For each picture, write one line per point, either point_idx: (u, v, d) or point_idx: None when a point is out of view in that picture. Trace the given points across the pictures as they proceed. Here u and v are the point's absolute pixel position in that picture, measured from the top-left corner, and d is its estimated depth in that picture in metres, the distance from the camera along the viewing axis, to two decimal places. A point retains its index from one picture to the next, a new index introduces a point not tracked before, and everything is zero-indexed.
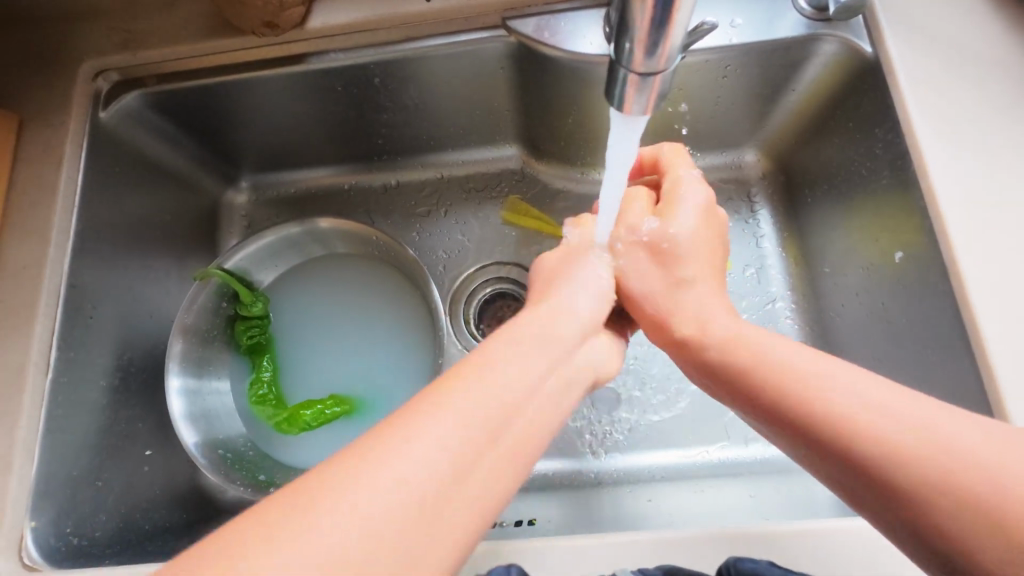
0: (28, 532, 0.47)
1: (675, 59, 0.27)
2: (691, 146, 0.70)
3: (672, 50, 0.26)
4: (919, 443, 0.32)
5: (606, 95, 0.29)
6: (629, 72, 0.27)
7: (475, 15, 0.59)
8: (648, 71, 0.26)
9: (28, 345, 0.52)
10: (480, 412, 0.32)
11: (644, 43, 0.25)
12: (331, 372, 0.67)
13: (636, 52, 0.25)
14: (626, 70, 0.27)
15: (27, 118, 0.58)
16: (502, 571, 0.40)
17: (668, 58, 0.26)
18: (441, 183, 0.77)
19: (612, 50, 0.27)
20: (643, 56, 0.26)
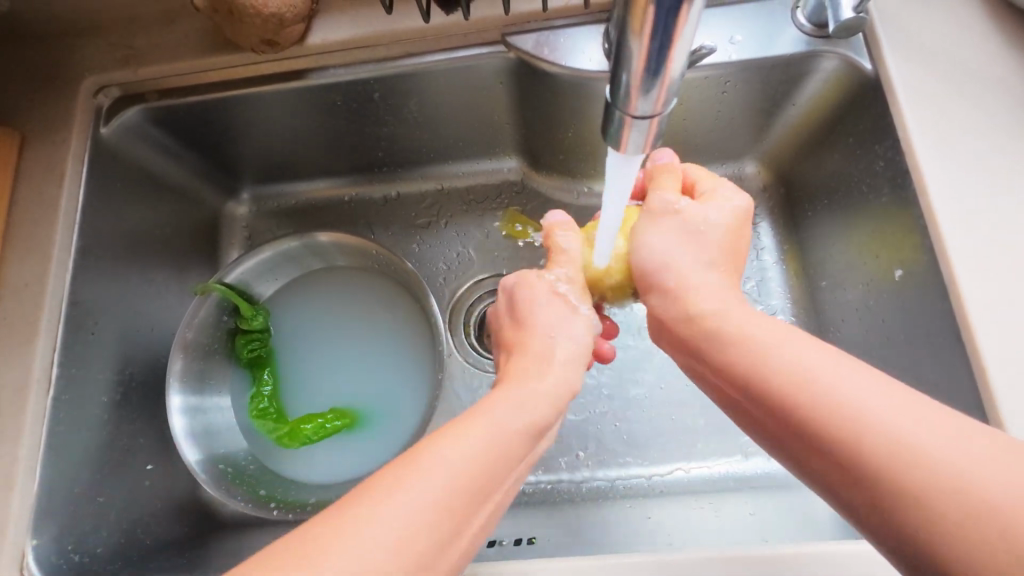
0: (30, 549, 0.48)
1: (671, 101, 0.27)
2: (691, 158, 0.69)
3: (667, 94, 0.26)
4: (870, 425, 0.32)
5: (602, 131, 0.30)
6: (624, 114, 0.27)
7: (474, 31, 0.59)
8: (642, 114, 0.26)
9: (30, 363, 0.52)
10: (475, 455, 0.35)
11: (639, 89, 0.26)
12: (333, 383, 0.67)
13: (631, 95, 0.26)
14: (622, 112, 0.27)
15: (29, 134, 0.58)
16: None
17: (663, 101, 0.26)
18: (441, 195, 0.77)
19: (608, 90, 0.27)
20: (638, 100, 0.26)
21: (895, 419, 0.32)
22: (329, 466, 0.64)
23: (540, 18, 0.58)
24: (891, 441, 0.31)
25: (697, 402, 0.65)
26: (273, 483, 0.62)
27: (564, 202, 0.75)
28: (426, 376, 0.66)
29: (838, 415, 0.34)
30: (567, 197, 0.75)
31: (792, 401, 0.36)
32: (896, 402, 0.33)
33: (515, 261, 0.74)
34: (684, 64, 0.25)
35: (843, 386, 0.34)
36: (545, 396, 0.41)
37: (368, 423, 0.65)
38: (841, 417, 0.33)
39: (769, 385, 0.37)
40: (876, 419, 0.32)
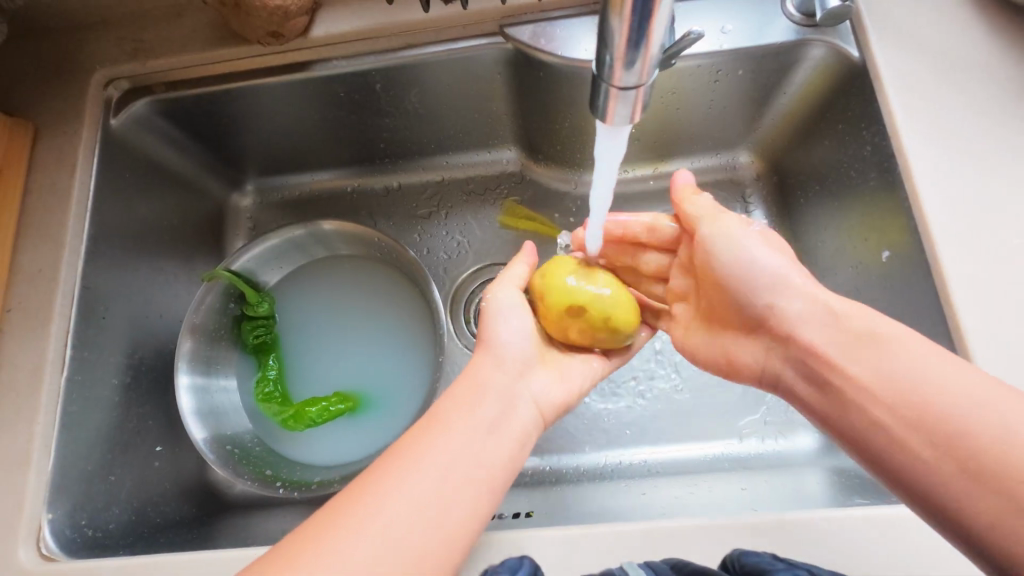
0: (46, 523, 0.49)
1: (653, 74, 0.28)
2: (685, 148, 0.71)
3: (649, 66, 0.27)
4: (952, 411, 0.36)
5: (591, 106, 0.31)
6: (610, 87, 0.28)
7: (472, 23, 0.60)
8: (626, 86, 0.28)
9: (45, 345, 0.54)
10: (430, 458, 0.39)
11: (623, 62, 0.27)
12: (338, 368, 0.69)
13: (615, 68, 0.27)
14: (607, 85, 0.28)
15: (41, 126, 0.60)
16: (515, 561, 0.41)
17: (645, 74, 0.28)
18: (442, 186, 0.78)
19: (595, 65, 0.29)
20: (622, 73, 0.27)
21: (971, 389, 0.37)
22: (333, 448, 0.66)
23: (536, 9, 0.59)
24: (969, 412, 0.36)
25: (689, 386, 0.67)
26: (280, 463, 0.64)
27: (562, 193, 0.77)
28: (426, 360, 0.68)
29: (899, 374, 0.39)
30: (564, 187, 0.77)
31: (880, 369, 0.40)
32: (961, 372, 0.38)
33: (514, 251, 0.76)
34: (663, 38, 0.26)
35: (893, 353, 0.40)
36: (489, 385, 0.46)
37: (370, 407, 0.67)
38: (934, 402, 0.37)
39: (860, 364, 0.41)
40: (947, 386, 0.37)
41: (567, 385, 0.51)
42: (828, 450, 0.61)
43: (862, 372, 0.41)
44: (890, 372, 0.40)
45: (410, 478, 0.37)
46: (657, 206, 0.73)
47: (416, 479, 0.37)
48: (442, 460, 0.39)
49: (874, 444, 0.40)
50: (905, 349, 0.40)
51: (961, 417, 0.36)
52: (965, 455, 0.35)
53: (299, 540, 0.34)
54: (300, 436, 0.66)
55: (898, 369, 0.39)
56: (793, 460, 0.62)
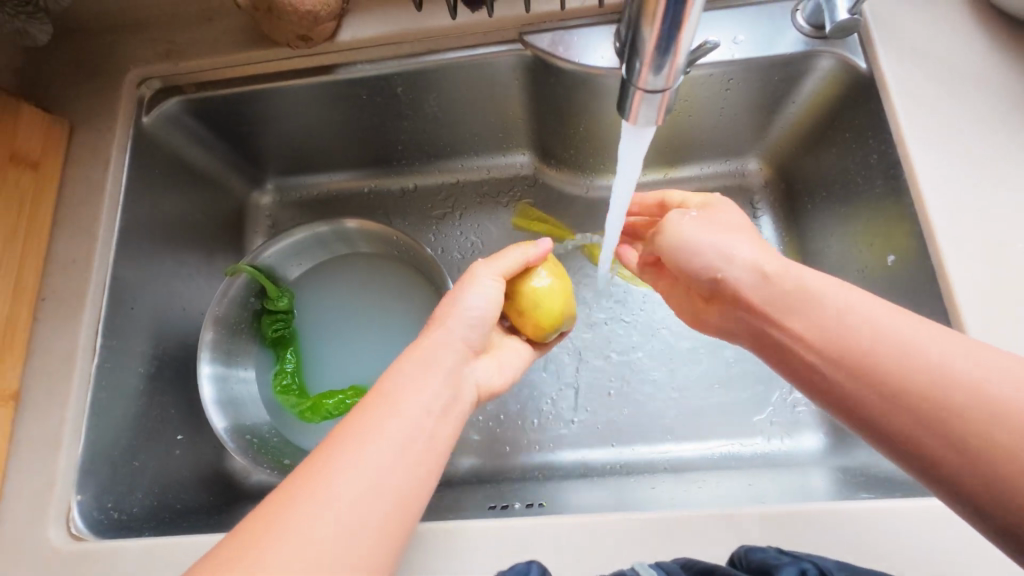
0: (75, 504, 0.51)
1: (679, 79, 0.30)
2: (695, 154, 0.73)
3: (675, 72, 0.30)
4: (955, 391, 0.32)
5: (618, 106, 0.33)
6: (637, 90, 0.31)
7: (493, 31, 0.62)
8: (652, 89, 0.30)
9: (76, 332, 0.56)
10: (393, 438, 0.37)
11: (651, 66, 0.29)
12: (353, 362, 0.71)
13: (643, 73, 0.29)
14: (635, 88, 0.31)
15: (77, 122, 0.62)
16: (524, 566, 0.40)
17: (671, 79, 0.30)
18: (457, 187, 0.80)
19: (624, 68, 0.31)
20: (648, 77, 0.29)
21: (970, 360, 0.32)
22: None
23: (555, 18, 0.62)
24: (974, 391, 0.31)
25: (698, 385, 0.69)
26: (296, 454, 0.65)
27: (574, 196, 0.79)
28: None
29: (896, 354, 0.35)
30: (576, 190, 0.79)
31: (868, 363, 0.36)
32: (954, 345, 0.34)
33: None
34: (690, 47, 0.28)
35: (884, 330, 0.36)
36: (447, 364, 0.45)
37: None
38: (928, 381, 0.33)
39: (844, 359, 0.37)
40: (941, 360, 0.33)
41: (504, 374, 0.52)
42: (832, 449, 0.63)
43: (855, 360, 0.36)
44: (819, 322, 0.39)
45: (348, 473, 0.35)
46: None
47: (344, 480, 0.35)
48: (401, 440, 0.38)
49: (882, 441, 0.35)
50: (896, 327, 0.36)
51: (919, 375, 0.33)
52: (934, 414, 0.32)
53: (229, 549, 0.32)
54: (316, 428, 0.68)
55: (841, 324, 0.38)
56: (798, 459, 0.64)
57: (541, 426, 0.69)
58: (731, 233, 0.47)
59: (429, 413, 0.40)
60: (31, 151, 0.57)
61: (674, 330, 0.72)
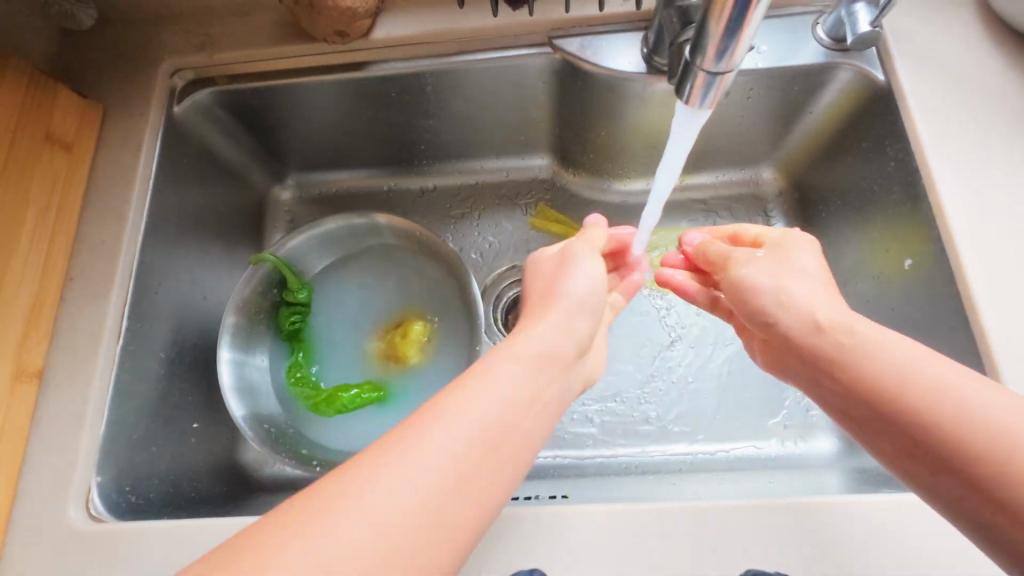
0: (95, 486, 0.50)
1: (738, 66, 0.34)
2: (712, 162, 0.75)
3: (735, 58, 0.33)
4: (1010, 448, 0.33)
5: (677, 89, 0.37)
6: (699, 71, 0.35)
7: (524, 34, 0.65)
8: (713, 72, 0.34)
9: (103, 314, 0.56)
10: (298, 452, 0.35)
11: (715, 52, 0.33)
12: (369, 356, 0.71)
13: (708, 55, 0.33)
14: (697, 69, 0.35)
15: (110, 108, 0.63)
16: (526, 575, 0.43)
17: (731, 64, 0.34)
18: (476, 188, 0.82)
19: (689, 53, 0.35)
20: (712, 61, 0.33)
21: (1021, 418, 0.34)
22: (363, 435, 0.67)
23: (584, 23, 0.64)
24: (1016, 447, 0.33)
25: (713, 388, 0.69)
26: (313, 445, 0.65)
27: (592, 200, 0.80)
28: (461, 353, 0.69)
29: (958, 409, 0.35)
30: (594, 194, 0.80)
31: (922, 411, 0.36)
32: (1004, 398, 0.35)
33: None
34: (753, 35, 0.32)
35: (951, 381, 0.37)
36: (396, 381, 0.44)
37: (401, 396, 0.69)
38: (977, 440, 0.34)
39: (892, 398, 0.38)
40: (993, 412, 0.34)
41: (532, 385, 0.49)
42: (846, 452, 0.64)
43: (910, 407, 0.37)
44: (877, 366, 0.39)
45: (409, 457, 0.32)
46: (682, 216, 0.77)
47: (386, 484, 0.30)
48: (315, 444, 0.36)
49: (920, 475, 0.37)
50: (971, 389, 0.36)
51: (970, 423, 0.35)
52: (974, 458, 0.34)
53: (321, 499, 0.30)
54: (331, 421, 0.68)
55: (888, 368, 0.39)
56: (813, 461, 0.64)
57: (558, 423, 0.69)
58: (798, 274, 0.47)
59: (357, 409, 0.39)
60: (66, 133, 0.58)
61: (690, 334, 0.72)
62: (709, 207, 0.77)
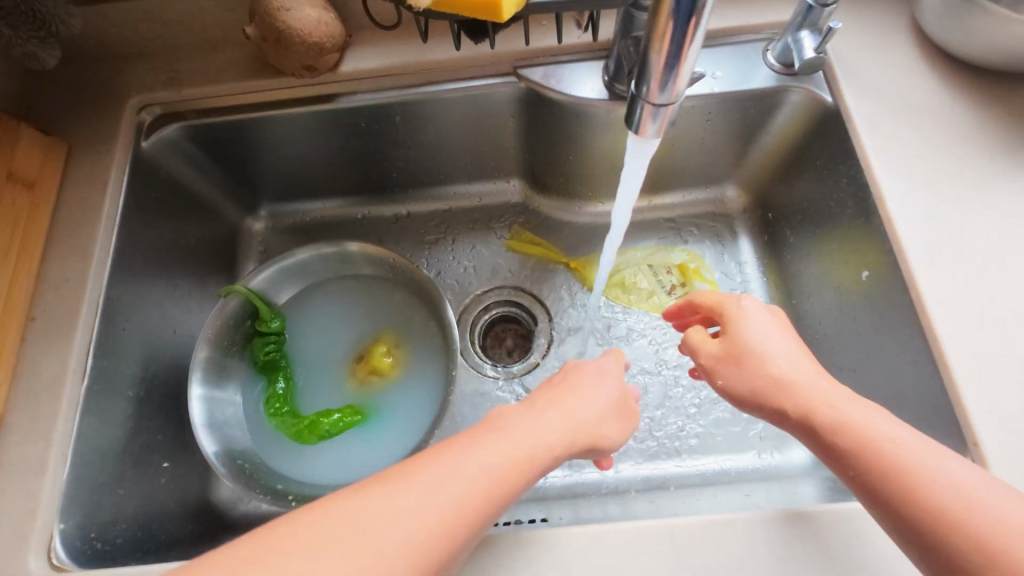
0: (58, 533, 0.48)
1: (681, 96, 0.37)
2: (678, 181, 0.78)
3: (678, 89, 0.36)
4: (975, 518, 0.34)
5: (626, 120, 0.40)
6: (646, 103, 0.37)
7: (489, 64, 0.67)
8: (660, 103, 0.36)
9: (68, 353, 0.54)
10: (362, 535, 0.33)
11: (658, 86, 0.35)
12: (346, 383, 0.70)
13: (653, 88, 0.35)
14: (644, 102, 0.37)
15: (77, 146, 0.63)
16: None
17: (676, 94, 0.36)
18: (449, 214, 0.83)
19: (634, 88, 0.37)
20: (657, 93, 0.36)
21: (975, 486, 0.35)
22: (342, 464, 0.66)
23: (547, 54, 0.66)
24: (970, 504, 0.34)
25: (690, 403, 0.70)
26: (291, 479, 0.63)
27: (564, 222, 0.82)
28: (438, 378, 0.69)
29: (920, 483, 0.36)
30: (565, 217, 0.82)
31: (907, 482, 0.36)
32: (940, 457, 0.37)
33: (519, 275, 0.79)
34: (691, 69, 0.35)
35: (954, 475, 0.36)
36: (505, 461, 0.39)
37: (382, 422, 0.68)
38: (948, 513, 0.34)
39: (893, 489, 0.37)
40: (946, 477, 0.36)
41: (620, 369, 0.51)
42: (821, 462, 0.65)
43: (892, 474, 0.37)
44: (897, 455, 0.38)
45: (380, 495, 0.35)
46: (652, 236, 0.79)
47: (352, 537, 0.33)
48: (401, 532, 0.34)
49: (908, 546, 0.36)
50: (975, 482, 0.36)
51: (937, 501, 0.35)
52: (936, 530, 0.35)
53: (262, 538, 0.33)
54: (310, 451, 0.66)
55: (885, 452, 0.38)
56: (789, 471, 0.66)
57: None
58: (775, 338, 0.47)
59: (459, 478, 0.37)
60: (29, 172, 0.57)
61: (666, 348, 0.73)
62: (677, 226, 0.79)
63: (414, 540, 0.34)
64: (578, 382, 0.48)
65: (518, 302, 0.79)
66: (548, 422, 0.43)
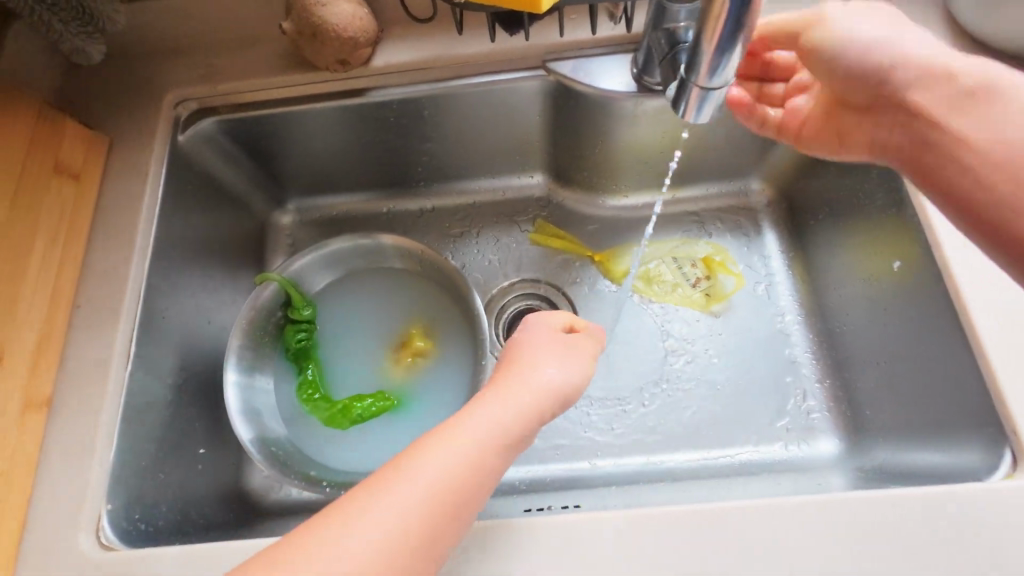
0: (105, 514, 0.50)
1: (727, 80, 0.38)
2: (703, 174, 0.78)
3: (727, 72, 0.37)
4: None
5: (671, 100, 0.41)
6: (695, 85, 0.38)
7: (518, 58, 0.67)
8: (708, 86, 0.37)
9: (112, 340, 0.56)
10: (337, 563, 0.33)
11: (708, 69, 0.37)
12: (375, 369, 0.72)
13: (701, 71, 0.36)
14: (693, 82, 0.38)
15: (116, 140, 0.65)
16: None
17: (723, 78, 0.37)
18: (473, 207, 0.83)
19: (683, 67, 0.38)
20: (705, 77, 0.37)
21: None
22: (372, 452, 0.67)
23: (576, 47, 0.67)
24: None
25: (716, 395, 0.70)
26: (322, 466, 0.64)
27: (587, 215, 0.82)
28: (466, 368, 0.70)
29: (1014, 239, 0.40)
30: (589, 209, 0.82)
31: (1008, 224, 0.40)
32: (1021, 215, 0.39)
33: (544, 268, 0.80)
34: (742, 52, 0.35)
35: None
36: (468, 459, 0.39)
37: (411, 410, 0.69)
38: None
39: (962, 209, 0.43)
40: None
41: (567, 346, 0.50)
42: (848, 453, 0.65)
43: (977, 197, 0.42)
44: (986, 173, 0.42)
45: (343, 537, 0.34)
46: (676, 229, 0.80)
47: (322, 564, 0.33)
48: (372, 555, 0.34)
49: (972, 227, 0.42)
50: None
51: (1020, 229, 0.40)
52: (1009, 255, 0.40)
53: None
54: (340, 439, 0.68)
55: (980, 177, 0.42)
56: (817, 462, 0.66)
57: (566, 435, 0.69)
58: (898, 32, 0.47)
59: (425, 485, 0.37)
60: (73, 164, 0.59)
61: (692, 341, 0.73)
62: (702, 219, 0.79)
63: (387, 554, 0.34)
64: (520, 365, 0.47)
65: (543, 295, 0.79)
66: (501, 409, 0.42)
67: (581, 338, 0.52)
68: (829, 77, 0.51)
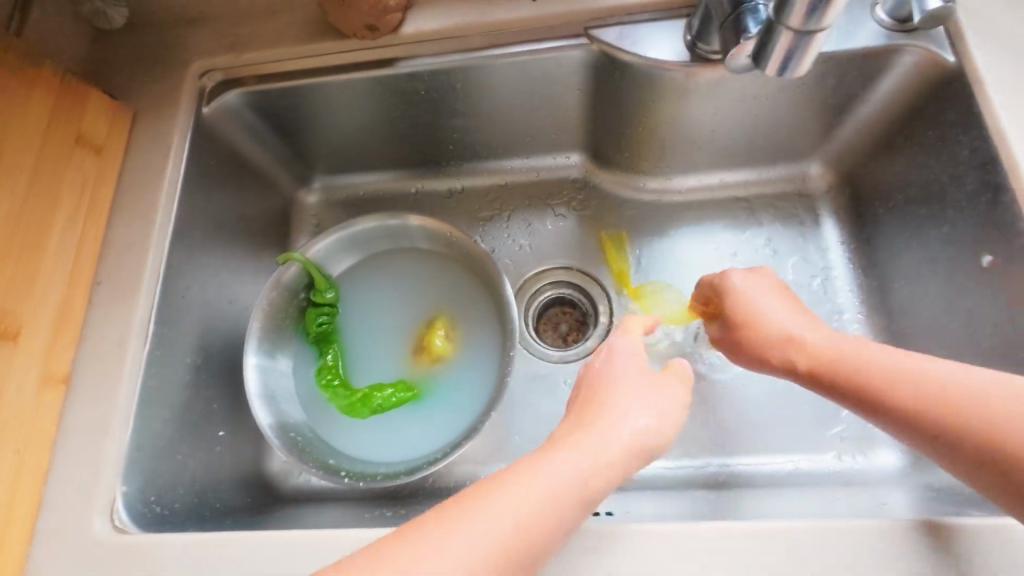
0: (120, 496, 0.49)
1: (829, 19, 0.42)
2: (757, 157, 0.71)
3: (828, 14, 0.42)
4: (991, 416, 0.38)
5: (753, 56, 0.48)
6: (788, 28, 0.44)
7: (558, 25, 0.62)
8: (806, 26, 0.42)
9: (131, 317, 0.54)
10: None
11: (812, 5, 0.41)
12: (398, 355, 0.69)
13: (805, 9, 0.42)
14: (784, 28, 0.44)
15: (140, 111, 0.63)
16: None
17: (825, 18, 0.42)
18: (504, 189, 0.79)
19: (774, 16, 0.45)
20: (808, 14, 0.42)
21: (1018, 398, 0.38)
22: (393, 443, 0.64)
23: (622, 13, 0.61)
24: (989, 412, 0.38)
25: (763, 399, 0.64)
26: (341, 455, 0.62)
27: (626, 199, 0.76)
28: (493, 359, 0.66)
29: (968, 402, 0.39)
30: (628, 193, 0.76)
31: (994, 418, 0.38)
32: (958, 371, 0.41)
33: (579, 255, 0.75)
34: None
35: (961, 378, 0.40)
36: (553, 497, 0.36)
37: (434, 401, 0.66)
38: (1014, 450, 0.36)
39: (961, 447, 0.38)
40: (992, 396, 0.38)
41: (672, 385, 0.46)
42: (912, 467, 0.59)
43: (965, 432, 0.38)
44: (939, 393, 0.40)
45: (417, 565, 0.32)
46: (723, 216, 0.73)
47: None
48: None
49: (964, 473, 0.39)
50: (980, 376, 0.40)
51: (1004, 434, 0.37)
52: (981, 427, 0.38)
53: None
54: (360, 427, 0.65)
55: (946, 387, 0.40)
56: (876, 476, 0.60)
57: None
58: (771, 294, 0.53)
59: (505, 520, 0.35)
60: (96, 135, 0.57)
61: None
62: (752, 206, 0.73)
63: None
64: (615, 388, 0.44)
65: (576, 283, 0.75)
66: (589, 451, 0.39)
67: (669, 378, 0.46)
68: (766, 309, 0.52)
